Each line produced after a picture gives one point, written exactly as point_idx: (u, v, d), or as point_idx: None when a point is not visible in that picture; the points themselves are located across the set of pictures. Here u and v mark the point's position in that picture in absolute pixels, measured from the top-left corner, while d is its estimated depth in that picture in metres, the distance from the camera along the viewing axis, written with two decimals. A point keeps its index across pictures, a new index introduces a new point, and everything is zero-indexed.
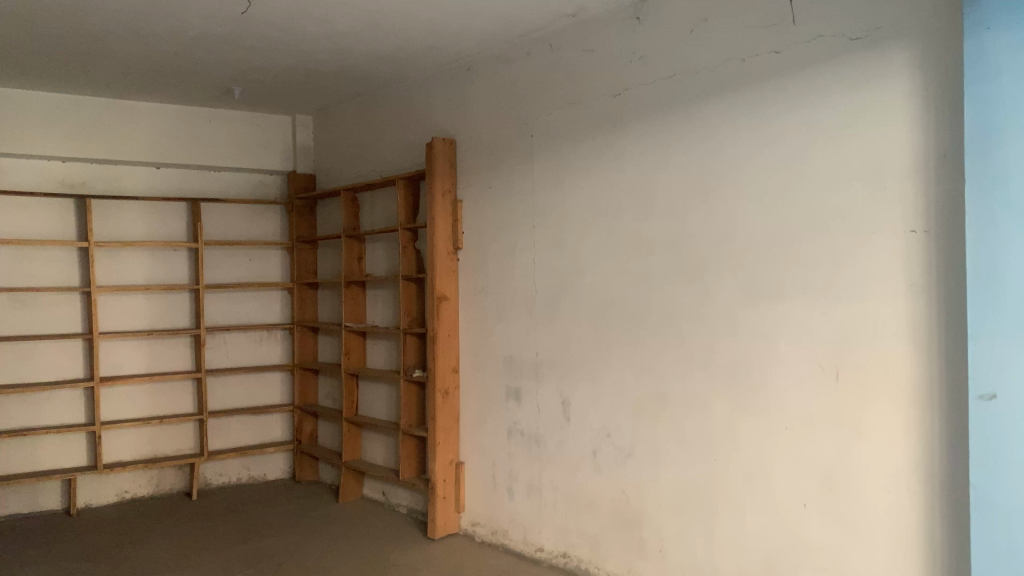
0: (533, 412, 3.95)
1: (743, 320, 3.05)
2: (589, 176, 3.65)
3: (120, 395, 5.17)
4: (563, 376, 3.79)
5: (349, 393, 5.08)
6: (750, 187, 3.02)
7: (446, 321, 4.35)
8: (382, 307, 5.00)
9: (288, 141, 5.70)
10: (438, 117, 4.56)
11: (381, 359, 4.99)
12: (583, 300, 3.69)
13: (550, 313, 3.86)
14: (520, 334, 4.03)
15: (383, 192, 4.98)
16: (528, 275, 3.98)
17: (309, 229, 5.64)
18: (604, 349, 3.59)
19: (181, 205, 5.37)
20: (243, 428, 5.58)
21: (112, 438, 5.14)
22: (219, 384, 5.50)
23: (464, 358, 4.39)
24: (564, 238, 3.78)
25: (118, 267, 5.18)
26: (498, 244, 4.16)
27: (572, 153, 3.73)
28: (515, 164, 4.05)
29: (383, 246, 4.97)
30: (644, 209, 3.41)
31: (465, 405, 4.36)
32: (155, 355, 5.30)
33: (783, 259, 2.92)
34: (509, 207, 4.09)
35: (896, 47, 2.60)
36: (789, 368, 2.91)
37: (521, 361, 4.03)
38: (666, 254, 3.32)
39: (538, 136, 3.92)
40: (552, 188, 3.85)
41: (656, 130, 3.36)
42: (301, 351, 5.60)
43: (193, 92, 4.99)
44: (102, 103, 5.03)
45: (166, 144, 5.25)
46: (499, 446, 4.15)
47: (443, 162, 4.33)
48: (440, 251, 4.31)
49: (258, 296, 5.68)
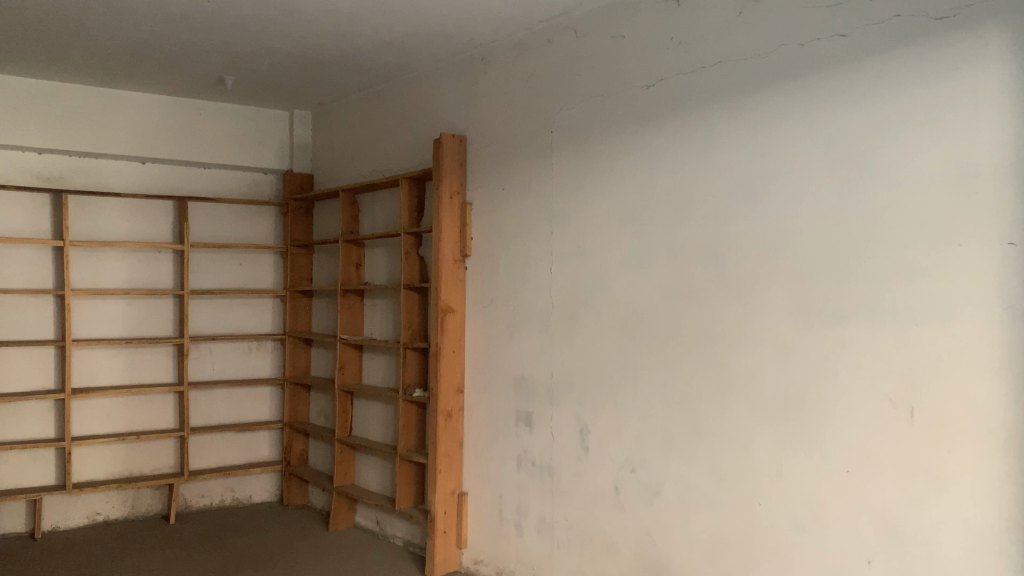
0: (546, 439, 3.53)
1: (796, 343, 2.64)
2: (617, 177, 3.25)
3: (94, 409, 4.75)
4: (582, 401, 3.38)
5: (343, 411, 4.66)
6: (809, 189, 2.61)
7: (450, 336, 3.95)
8: (380, 318, 4.60)
9: (285, 138, 5.31)
10: (448, 111, 4.17)
11: (378, 374, 4.58)
12: (607, 316, 3.28)
13: (568, 329, 3.45)
14: (534, 351, 3.62)
15: (385, 194, 4.59)
16: (545, 287, 3.58)
17: (304, 233, 5.24)
18: (630, 373, 3.18)
19: (167, 204, 4.98)
20: (227, 446, 5.15)
21: (84, 455, 4.71)
22: (203, 399, 5.08)
23: (470, 377, 3.98)
24: (586, 245, 3.38)
25: (97, 269, 4.77)
26: (510, 252, 3.76)
27: (599, 150, 3.34)
28: (532, 163, 3.65)
29: (384, 252, 4.57)
30: (680, 213, 3.00)
31: (469, 429, 3.96)
32: (134, 365, 4.89)
33: (846, 272, 2.51)
34: (524, 211, 3.69)
35: (991, 28, 2.20)
36: (850, 403, 2.50)
37: (534, 383, 3.62)
38: (707, 263, 2.91)
39: (559, 131, 3.53)
40: (574, 189, 3.45)
41: (697, 123, 2.96)
42: (292, 363, 5.18)
43: (183, 81, 4.60)
44: (84, 91, 4.64)
45: (153, 137, 4.86)
46: (507, 476, 3.73)
47: (452, 160, 3.94)
48: (446, 258, 3.92)
49: (248, 304, 5.28)
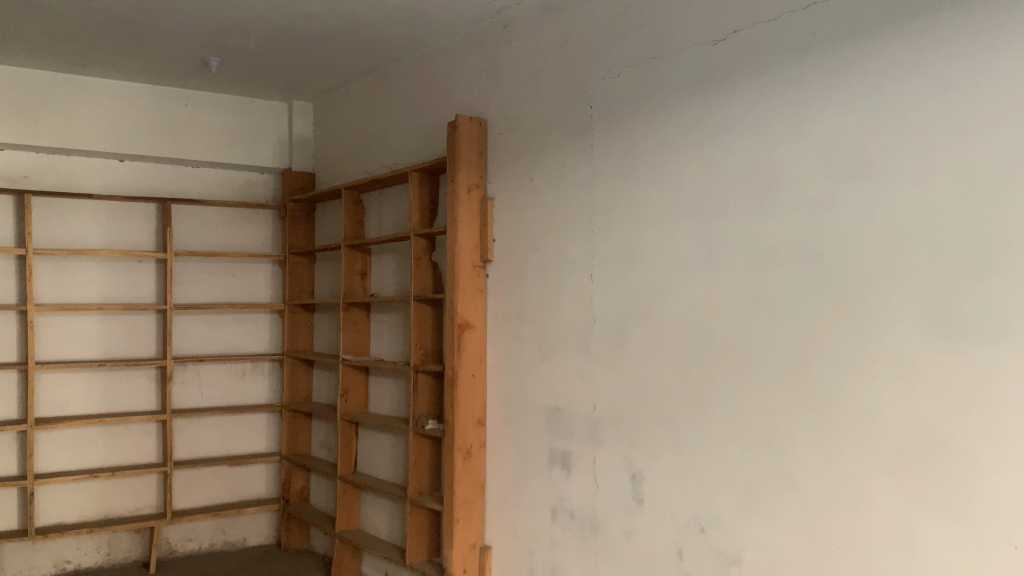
0: (587, 486, 2.86)
1: (934, 371, 1.95)
2: (675, 158, 2.60)
3: (64, 442, 4.15)
4: (634, 441, 2.70)
5: (346, 444, 4.02)
6: (949, 162, 1.93)
7: (468, 357, 3.31)
8: (389, 335, 3.96)
9: (283, 133, 4.72)
10: (465, 92, 3.53)
11: (386, 401, 3.93)
12: (665, 334, 2.60)
13: (614, 350, 2.78)
14: (571, 377, 2.95)
15: (393, 191, 3.96)
16: (584, 298, 2.91)
17: (305, 240, 4.64)
18: (698, 407, 2.50)
19: (149, 208, 4.39)
20: (218, 482, 4.52)
21: (52, 494, 4.11)
22: (190, 429, 4.47)
23: (493, 407, 3.33)
24: (637, 245, 2.72)
25: (68, 281, 4.18)
26: (540, 255, 3.11)
27: (652, 126, 2.68)
28: (568, 146, 3.00)
29: (393, 259, 3.94)
30: (765, 201, 2.33)
31: (493, 469, 3.30)
32: (111, 391, 4.28)
33: (1009, 276, 1.82)
34: (558, 207, 3.04)
35: None
36: (1019, 455, 1.80)
37: (571, 417, 2.95)
38: (803, 264, 2.23)
39: (601, 105, 2.87)
40: (620, 176, 2.79)
41: (784, 84, 2.29)
42: (291, 387, 4.56)
43: (162, 65, 4.02)
44: (51, 79, 4.08)
45: (132, 131, 4.28)
46: (538, 528, 3.06)
47: (468, 148, 3.33)
48: (463, 264, 3.29)
49: (241, 320, 4.67)
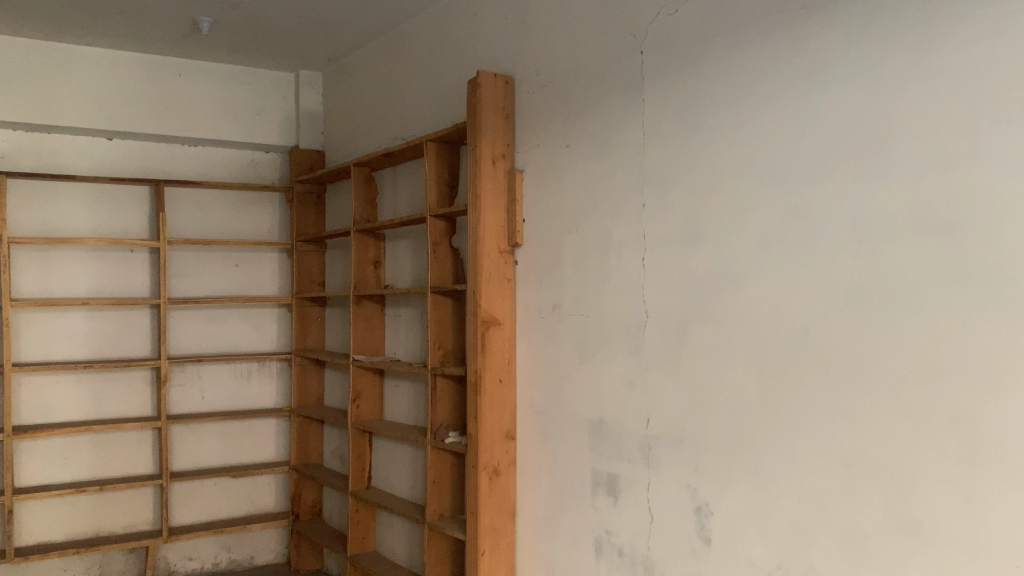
0: (640, 517, 2.34)
1: None
2: (750, 109, 2.05)
3: (49, 452, 3.73)
4: (700, 466, 2.17)
5: (359, 456, 3.54)
6: None
7: (495, 359, 2.81)
8: (405, 332, 3.47)
9: (290, 107, 4.25)
10: (490, 47, 3.01)
11: (403, 407, 3.45)
12: (740, 333, 2.07)
13: (673, 353, 2.25)
14: (618, 383, 2.43)
15: (409, 167, 3.46)
16: (634, 288, 2.38)
17: (314, 225, 4.16)
18: (787, 425, 1.95)
19: (142, 191, 3.95)
20: (222, 495, 4.09)
21: (36, 510, 3.70)
22: (189, 436, 4.03)
23: (523, 418, 2.82)
24: (702, 220, 2.18)
25: (51, 273, 3.75)
26: (580, 236, 2.59)
27: (719, 72, 2.14)
28: (613, 102, 2.47)
29: (409, 245, 3.45)
30: (878, 156, 1.77)
31: (525, 492, 2.79)
32: (101, 395, 3.86)
33: None
34: (600, 177, 2.51)
35: None
36: None
37: (620, 433, 2.42)
38: (934, 238, 1.67)
39: (654, 51, 2.34)
40: (679, 135, 2.25)
41: (902, 3, 1.74)
42: (300, 389, 4.10)
43: (149, 28, 3.56)
44: (28, 46, 3.64)
45: (119, 105, 3.82)
46: (580, 566, 2.54)
47: (493, 112, 2.82)
48: (487, 249, 2.78)
49: (246, 315, 4.21)
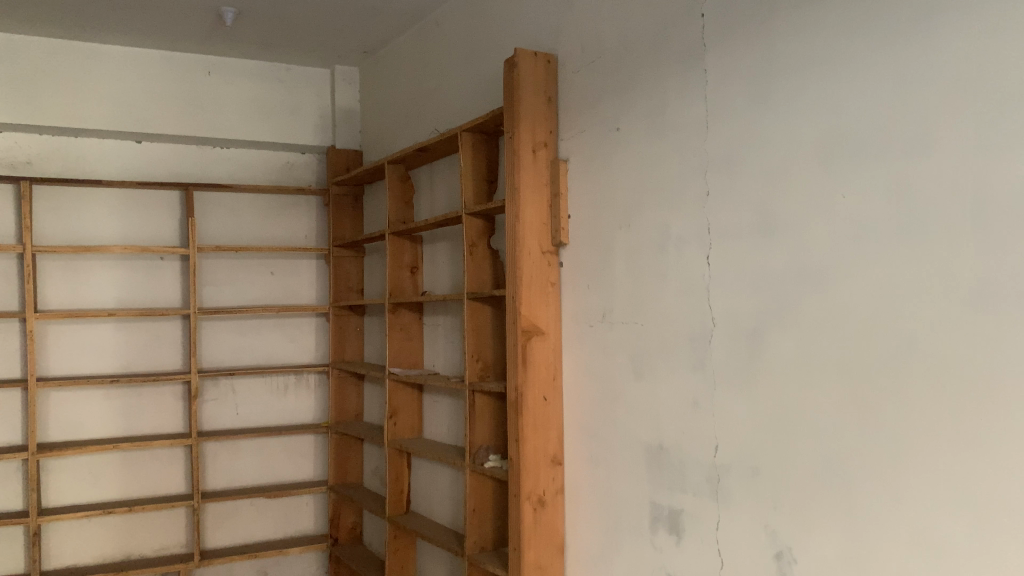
0: (709, 562, 1.98)
1: None
2: (837, 71, 1.69)
3: (77, 471, 3.57)
4: (780, 504, 1.81)
5: (396, 478, 3.26)
6: None
7: (538, 373, 2.49)
8: (444, 343, 3.18)
9: (326, 105, 4.02)
10: (531, 24, 2.71)
11: (442, 425, 3.16)
12: (828, 344, 1.70)
13: (745, 367, 1.89)
14: (680, 401, 2.08)
15: (446, 163, 3.18)
16: (697, 291, 2.04)
17: (352, 229, 3.92)
18: (890, 457, 1.57)
19: (172, 197, 3.77)
20: (258, 516, 3.86)
21: (64, 532, 3.53)
22: (223, 454, 3.82)
23: (572, 441, 2.49)
24: (778, 209, 1.82)
25: (80, 284, 3.60)
26: (633, 232, 2.25)
27: (796, 30, 1.78)
28: (670, 75, 2.13)
29: (447, 247, 3.16)
30: (1008, 120, 1.39)
31: (574, 525, 2.46)
32: (131, 411, 3.68)
33: None
34: (655, 163, 2.17)
35: None
36: None
37: (683, 461, 2.07)
38: None
39: (716, 12, 2.00)
40: (749, 109, 1.90)
41: None
42: (338, 404, 3.85)
43: (173, 22, 3.36)
44: (52, 46, 3.49)
45: (147, 106, 3.65)
46: None
47: (533, 94, 2.51)
48: (528, 249, 2.47)
49: (283, 326, 4.00)
